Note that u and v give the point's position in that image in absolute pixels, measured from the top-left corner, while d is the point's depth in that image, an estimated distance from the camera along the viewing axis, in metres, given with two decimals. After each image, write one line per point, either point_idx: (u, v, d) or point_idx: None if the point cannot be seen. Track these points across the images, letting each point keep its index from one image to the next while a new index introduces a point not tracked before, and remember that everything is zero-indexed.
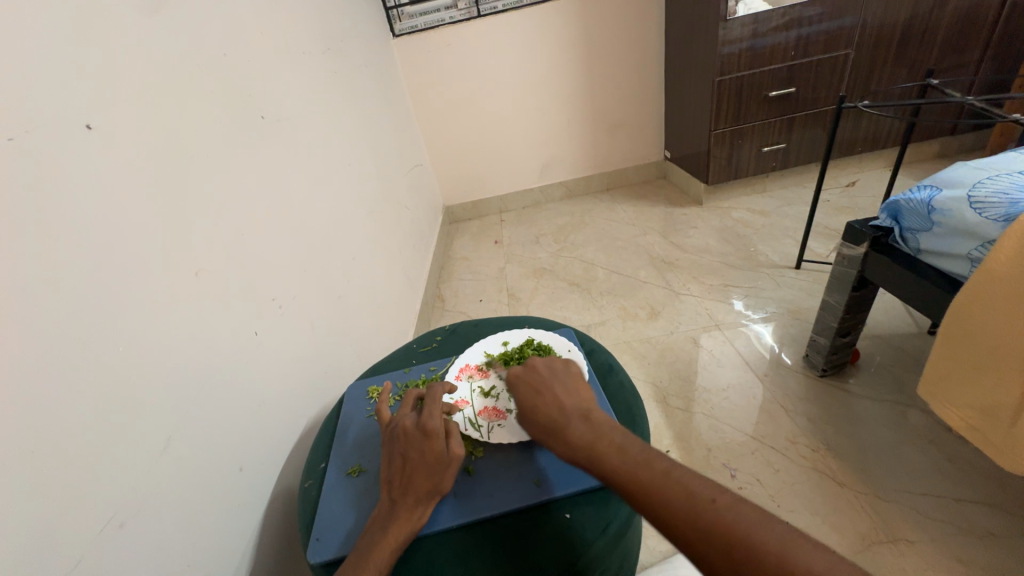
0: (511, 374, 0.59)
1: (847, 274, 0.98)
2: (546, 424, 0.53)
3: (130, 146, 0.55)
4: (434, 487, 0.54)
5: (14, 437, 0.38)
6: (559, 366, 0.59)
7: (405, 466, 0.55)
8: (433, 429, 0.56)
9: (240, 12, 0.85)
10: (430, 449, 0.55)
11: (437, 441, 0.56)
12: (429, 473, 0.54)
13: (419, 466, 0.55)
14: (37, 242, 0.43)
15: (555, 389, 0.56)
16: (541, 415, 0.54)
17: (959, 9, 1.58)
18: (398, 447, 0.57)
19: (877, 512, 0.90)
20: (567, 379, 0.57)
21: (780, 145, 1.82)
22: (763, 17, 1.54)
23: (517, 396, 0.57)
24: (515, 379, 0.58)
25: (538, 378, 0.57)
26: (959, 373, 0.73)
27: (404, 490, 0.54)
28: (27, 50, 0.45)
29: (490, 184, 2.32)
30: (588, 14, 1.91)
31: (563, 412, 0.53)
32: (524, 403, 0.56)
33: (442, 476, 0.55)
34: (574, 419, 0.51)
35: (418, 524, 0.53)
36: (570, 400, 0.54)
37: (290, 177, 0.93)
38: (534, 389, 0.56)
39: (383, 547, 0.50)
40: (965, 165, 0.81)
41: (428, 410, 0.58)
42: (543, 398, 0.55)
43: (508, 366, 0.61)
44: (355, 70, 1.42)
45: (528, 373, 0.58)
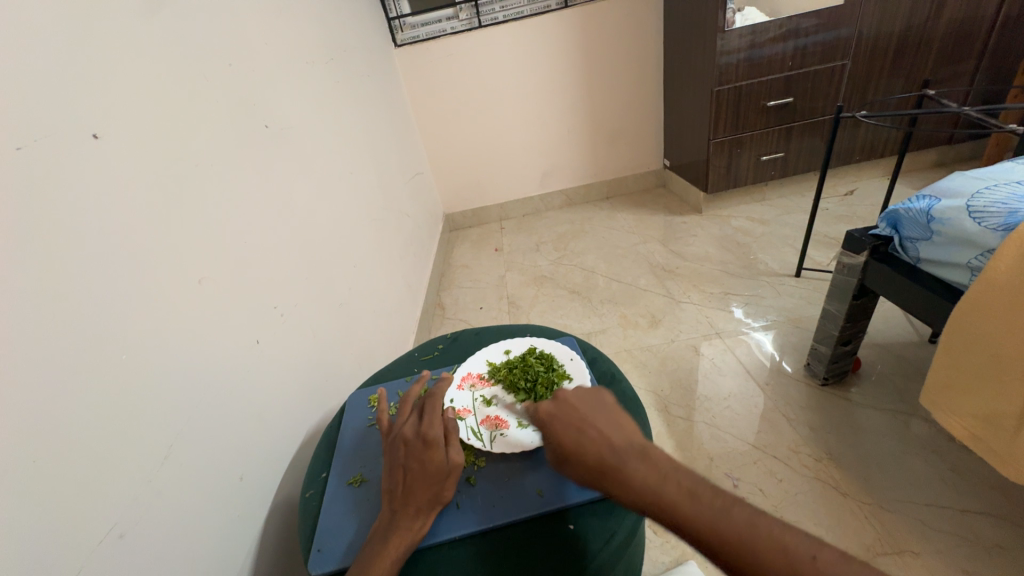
0: (544, 413, 0.55)
1: (848, 283, 0.98)
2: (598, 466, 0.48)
3: (135, 155, 0.55)
4: (435, 497, 0.54)
5: (16, 446, 0.38)
6: (592, 397, 0.56)
7: (406, 476, 0.55)
8: (434, 437, 0.57)
9: (244, 23, 0.86)
10: (432, 457, 0.55)
11: (438, 449, 0.56)
12: (430, 482, 0.54)
13: (420, 476, 0.55)
14: (45, 250, 0.43)
15: (598, 423, 0.52)
16: (587, 454, 0.49)
17: (953, 21, 1.60)
18: (399, 457, 0.57)
19: (881, 523, 0.89)
20: (607, 411, 0.54)
21: (778, 154, 1.84)
22: (760, 29, 1.56)
23: (557, 435, 0.52)
24: (549, 418, 0.54)
25: (577, 414, 0.53)
26: (961, 382, 0.73)
27: (405, 501, 0.54)
28: (36, 61, 0.46)
29: (490, 191, 2.33)
30: (587, 25, 1.93)
31: (615, 451, 0.48)
32: (566, 442, 0.51)
33: (444, 485, 0.55)
34: (632, 458, 0.47)
35: (419, 535, 0.52)
36: (617, 434, 0.50)
37: (292, 185, 0.93)
38: (574, 426, 0.52)
39: (385, 559, 0.49)
40: (963, 174, 0.82)
41: (430, 419, 0.59)
42: (588, 435, 0.51)
43: (539, 403, 0.57)
44: (357, 79, 1.43)
45: (562, 410, 0.54)
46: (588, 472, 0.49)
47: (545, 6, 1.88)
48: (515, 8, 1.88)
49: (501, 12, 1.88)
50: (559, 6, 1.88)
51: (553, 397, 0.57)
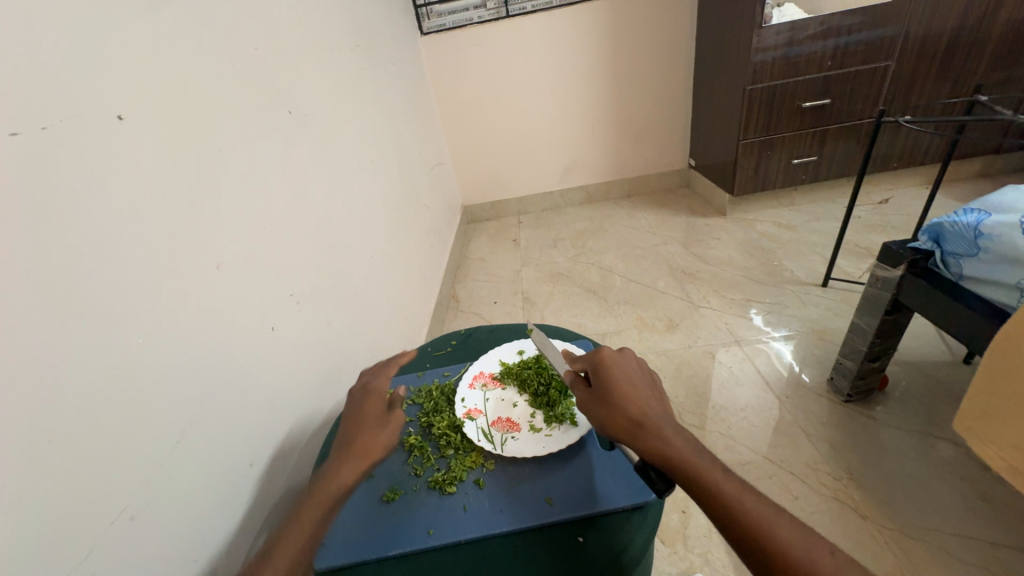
0: (606, 355, 0.55)
1: (880, 297, 0.93)
2: (637, 417, 0.50)
3: (157, 139, 0.55)
4: (371, 445, 0.58)
5: (31, 426, 0.39)
6: (645, 367, 0.57)
7: (349, 427, 0.61)
8: (379, 390, 0.65)
9: (271, 5, 0.85)
10: (375, 407, 0.63)
11: (382, 402, 0.64)
12: (369, 431, 0.60)
13: (362, 425, 0.61)
14: (66, 231, 0.44)
15: (647, 387, 0.53)
16: (633, 403, 0.51)
17: (1011, 22, 1.50)
18: (346, 413, 0.64)
19: (902, 549, 0.85)
20: (651, 381, 0.55)
21: (811, 157, 1.76)
22: (800, 25, 1.49)
23: (609, 379, 0.53)
24: (610, 362, 0.55)
25: (631, 372, 0.55)
26: (1002, 409, 0.69)
27: (342, 448, 0.59)
28: (62, 38, 0.45)
29: (509, 185, 2.31)
30: (617, 16, 1.88)
31: (657, 412, 0.50)
32: (616, 388, 0.52)
33: (380, 433, 0.60)
34: (668, 425, 0.49)
35: (347, 480, 0.56)
36: (659, 403, 0.52)
37: (313, 173, 0.93)
38: (628, 378, 0.53)
39: (312, 502, 0.54)
40: (1017, 189, 0.77)
41: (375, 380, 0.68)
42: (637, 391, 0.52)
43: (602, 346, 0.57)
44: (381, 66, 1.42)
45: (623, 361, 0.56)
46: (625, 419, 0.50)
47: None
48: None
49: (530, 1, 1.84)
50: None
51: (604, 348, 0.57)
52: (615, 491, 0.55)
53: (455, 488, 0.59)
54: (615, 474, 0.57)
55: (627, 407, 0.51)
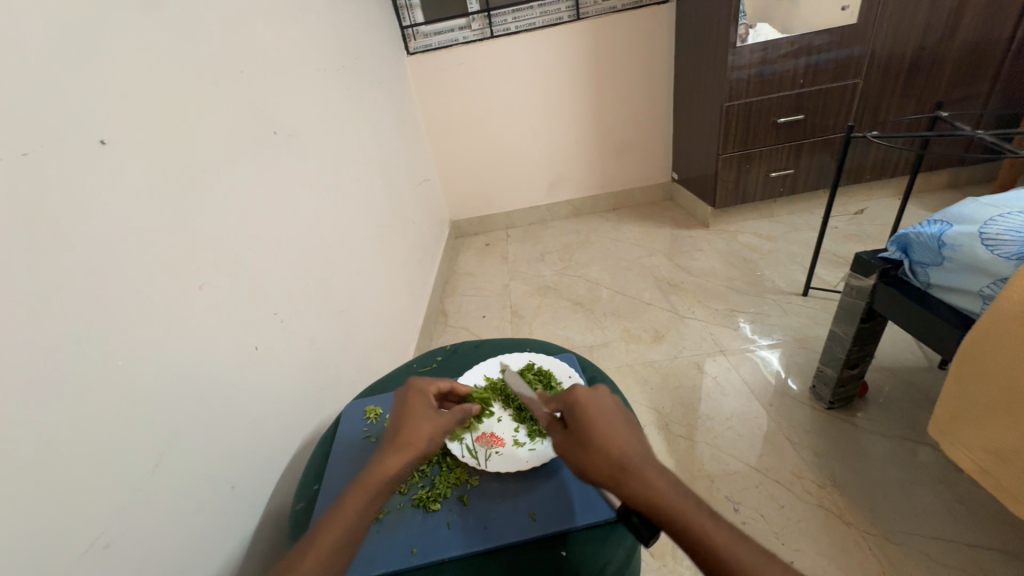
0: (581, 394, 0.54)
1: (855, 305, 0.96)
2: (616, 458, 0.48)
3: (141, 161, 0.56)
4: (418, 436, 0.55)
5: (7, 450, 0.38)
6: (621, 404, 0.56)
7: (391, 421, 0.58)
8: (421, 387, 0.62)
9: (257, 29, 0.87)
10: (418, 402, 0.59)
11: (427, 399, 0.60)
12: (415, 422, 0.56)
13: (405, 418, 0.57)
14: (46, 255, 0.44)
15: (627, 425, 0.52)
16: (612, 445, 0.49)
17: (968, 42, 1.58)
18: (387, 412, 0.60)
19: (885, 554, 0.87)
20: (629, 419, 0.53)
21: (788, 170, 1.82)
22: (772, 46, 1.56)
23: (587, 422, 0.51)
24: (586, 402, 0.53)
25: (610, 410, 0.53)
26: (971, 413, 0.71)
27: (388, 439, 0.55)
28: (48, 67, 0.46)
29: (497, 200, 2.34)
30: (599, 37, 1.94)
31: (638, 453, 0.49)
32: (595, 432, 0.50)
33: (427, 425, 0.56)
34: (651, 466, 0.48)
35: (397, 472, 0.52)
36: (639, 442, 0.50)
37: (299, 192, 0.94)
38: (606, 418, 0.52)
39: (362, 492, 0.50)
40: (977, 200, 0.80)
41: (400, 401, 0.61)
42: (616, 431, 0.51)
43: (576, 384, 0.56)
44: (367, 86, 1.44)
45: (599, 399, 0.54)
46: (605, 461, 0.48)
47: (557, 18, 1.90)
48: (528, 19, 1.90)
49: (513, 23, 1.90)
50: (571, 18, 1.90)
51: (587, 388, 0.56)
52: (594, 505, 0.55)
53: (438, 505, 0.59)
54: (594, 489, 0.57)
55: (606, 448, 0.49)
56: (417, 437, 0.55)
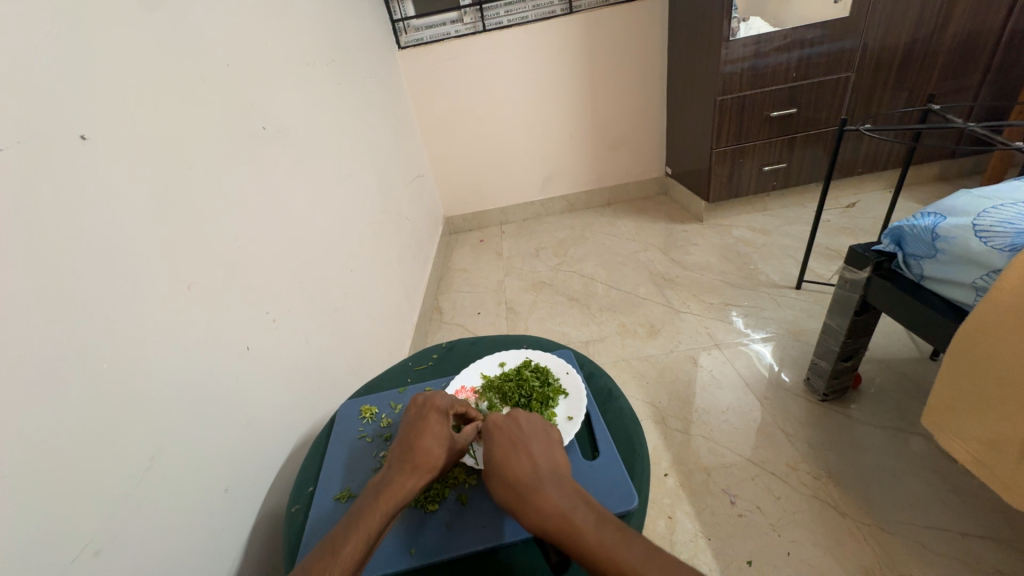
0: (491, 420, 0.56)
1: (849, 298, 0.97)
2: (514, 482, 0.49)
3: (125, 158, 0.54)
4: (431, 457, 0.55)
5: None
6: (539, 422, 0.57)
7: (406, 438, 0.57)
8: (441, 403, 0.61)
9: (243, 21, 0.85)
10: (435, 420, 0.59)
11: (445, 417, 0.59)
12: (430, 442, 0.56)
13: (422, 436, 0.57)
14: (26, 254, 0.42)
15: (533, 446, 0.53)
16: (509, 467, 0.51)
17: (959, 35, 1.59)
18: (403, 426, 0.60)
19: (879, 543, 0.88)
20: (545, 439, 0.55)
21: (781, 164, 1.82)
22: (765, 38, 1.56)
23: (490, 445, 0.53)
24: (492, 426, 0.55)
25: (518, 432, 0.55)
26: (963, 404, 0.72)
27: (402, 457, 0.55)
28: (25, 61, 0.45)
29: (491, 195, 2.32)
30: (592, 30, 1.92)
31: (535, 472, 0.50)
32: (495, 456, 0.52)
33: (441, 447, 0.56)
34: (547, 483, 0.48)
35: (408, 493, 0.52)
36: (542, 460, 0.51)
37: (290, 188, 0.92)
38: (510, 441, 0.54)
39: (376, 508, 0.50)
40: (970, 193, 0.81)
41: (419, 413, 0.60)
42: (518, 452, 0.52)
43: (491, 414, 0.58)
44: (358, 80, 1.42)
45: (507, 421, 0.56)
46: (506, 485, 0.50)
47: (550, 11, 1.88)
48: (520, 13, 1.88)
49: (506, 16, 1.88)
50: (564, 11, 1.88)
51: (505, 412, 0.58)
52: (598, 499, 0.55)
53: (437, 505, 0.58)
54: (596, 486, 0.57)
55: (506, 471, 0.51)
56: (434, 462, 0.55)
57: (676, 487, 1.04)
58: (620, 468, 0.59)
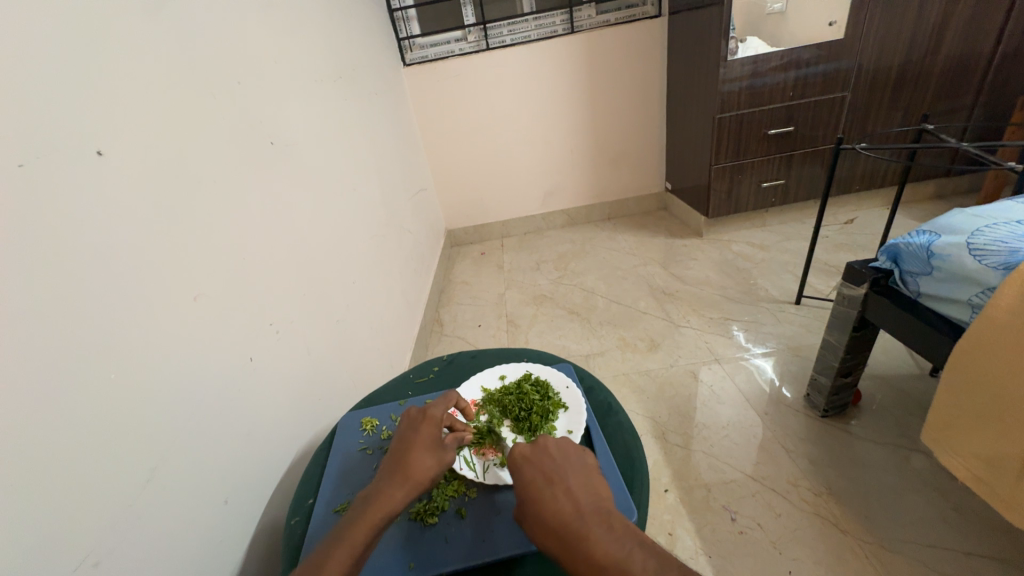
0: (518, 454, 0.55)
1: (847, 314, 0.97)
2: (557, 526, 0.48)
3: (138, 172, 0.56)
4: (422, 470, 0.54)
5: (5, 461, 0.38)
6: (571, 451, 0.56)
7: (397, 450, 0.57)
8: (435, 414, 0.61)
9: (255, 42, 0.88)
10: (428, 431, 0.58)
11: (439, 428, 0.59)
12: (422, 453, 0.56)
13: (414, 447, 0.57)
14: (39, 265, 0.44)
15: (569, 479, 0.52)
16: (549, 509, 0.49)
17: (951, 57, 1.63)
18: (396, 438, 0.59)
19: (882, 562, 0.87)
20: (580, 471, 0.54)
21: (779, 181, 1.85)
22: (762, 59, 1.60)
23: (525, 484, 0.52)
24: (523, 462, 0.54)
25: (551, 465, 0.54)
26: (962, 421, 0.72)
27: (393, 468, 0.55)
28: (46, 81, 0.47)
29: (493, 209, 2.35)
30: (593, 50, 1.97)
31: (578, 513, 0.49)
32: (532, 497, 0.51)
33: (432, 459, 0.56)
34: (592, 525, 0.48)
35: (397, 506, 0.52)
36: (583, 496, 0.51)
37: (295, 201, 0.94)
38: (545, 476, 0.53)
39: (363, 522, 0.50)
40: (963, 211, 0.82)
41: (414, 424, 0.59)
42: (555, 490, 0.51)
43: (515, 445, 0.56)
44: (364, 97, 1.46)
45: (538, 456, 0.55)
46: (549, 529, 0.48)
47: (552, 31, 1.93)
48: (523, 32, 1.93)
49: (508, 35, 1.93)
50: (565, 31, 1.93)
51: (532, 442, 0.57)
52: None
53: (436, 518, 0.58)
54: None
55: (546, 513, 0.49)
56: (425, 475, 0.54)
57: (676, 503, 1.03)
58: (619, 483, 0.59)
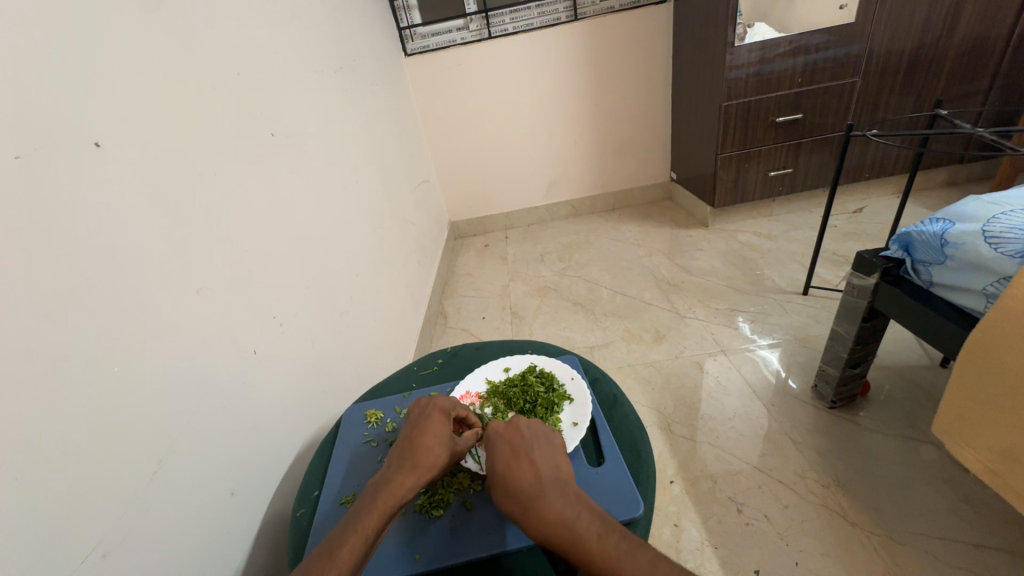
0: (492, 429, 0.56)
1: (857, 304, 0.96)
2: (517, 493, 0.49)
3: (136, 164, 0.55)
4: (432, 456, 0.55)
5: (13, 455, 0.39)
6: (541, 429, 0.57)
7: (407, 437, 0.58)
8: (444, 402, 0.61)
9: (254, 31, 0.87)
10: (437, 418, 0.59)
11: (447, 416, 0.60)
12: (430, 440, 0.56)
13: (424, 435, 0.57)
14: (41, 259, 0.43)
15: (534, 452, 0.53)
16: (511, 477, 0.50)
17: (966, 40, 1.58)
18: (405, 426, 0.60)
19: (889, 554, 0.86)
20: (548, 446, 0.54)
21: (787, 169, 1.82)
22: (770, 44, 1.56)
23: (492, 455, 0.53)
24: (494, 436, 0.55)
25: (520, 440, 0.55)
26: (974, 413, 0.71)
27: (402, 455, 0.55)
28: (42, 74, 0.46)
29: (496, 201, 2.33)
30: (597, 37, 1.93)
31: (538, 481, 0.49)
32: (497, 467, 0.52)
33: (441, 446, 0.56)
34: (550, 492, 0.48)
35: (407, 492, 0.52)
36: (546, 468, 0.51)
37: (298, 194, 0.94)
38: (512, 449, 0.53)
39: (375, 510, 0.50)
40: (978, 198, 0.80)
41: (423, 412, 0.60)
42: (520, 461, 0.52)
43: (490, 422, 0.57)
44: (365, 87, 1.44)
45: (507, 430, 0.56)
46: (510, 497, 0.49)
47: (555, 18, 1.89)
48: (525, 20, 1.89)
49: (511, 23, 1.90)
50: (569, 18, 1.89)
51: (506, 420, 0.58)
52: (604, 507, 0.55)
53: (442, 510, 0.58)
54: (602, 492, 0.57)
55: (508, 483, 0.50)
56: (435, 462, 0.55)
57: (682, 494, 1.03)
58: (626, 476, 0.58)
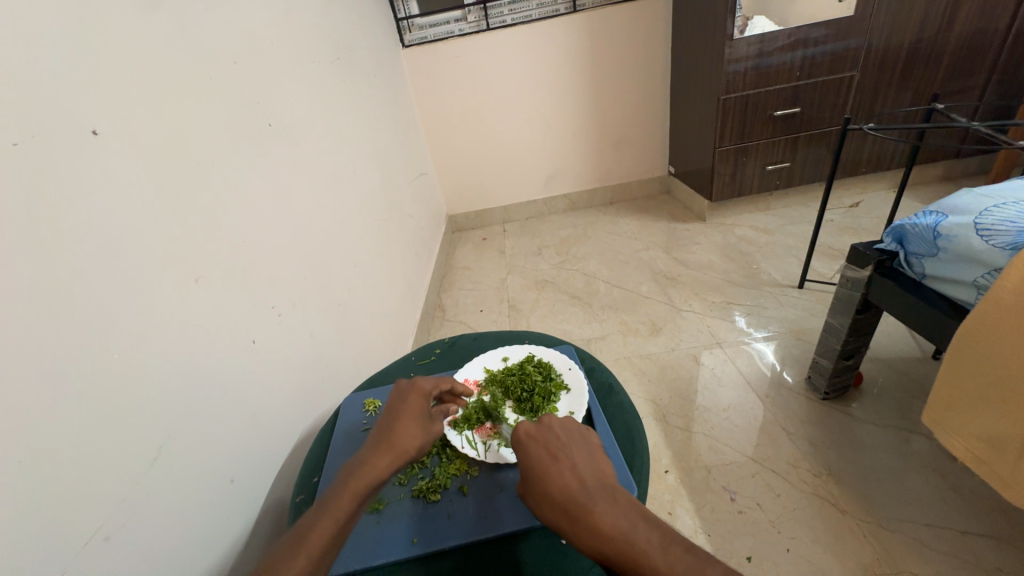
0: (524, 432, 0.55)
1: (851, 297, 0.97)
2: (563, 501, 0.48)
3: (133, 153, 0.55)
4: (408, 440, 0.56)
5: (15, 438, 0.39)
6: (575, 430, 0.56)
7: (385, 420, 0.58)
8: (424, 386, 0.61)
9: (251, 21, 0.87)
10: (416, 403, 0.59)
11: (426, 400, 0.60)
12: (407, 424, 0.57)
13: (400, 418, 0.57)
14: (39, 246, 0.44)
15: (573, 455, 0.52)
16: (554, 483, 0.49)
17: (964, 34, 1.59)
18: (383, 408, 0.60)
19: (878, 541, 0.88)
20: (586, 448, 0.54)
21: (784, 164, 1.82)
22: (769, 37, 1.56)
23: (530, 460, 0.52)
24: (529, 440, 0.54)
25: (556, 442, 0.54)
26: (963, 402, 0.72)
27: (378, 438, 0.56)
28: (37, 60, 0.46)
29: (494, 194, 2.33)
30: (596, 29, 1.92)
31: (584, 488, 0.49)
32: (538, 473, 0.51)
33: (417, 430, 0.57)
34: (598, 500, 0.47)
35: (380, 474, 0.53)
36: (589, 473, 0.50)
37: (295, 185, 0.93)
38: (551, 454, 0.52)
39: (345, 493, 0.50)
40: (972, 191, 0.81)
41: (402, 396, 0.60)
42: (561, 466, 0.51)
43: (521, 422, 0.56)
44: (363, 78, 1.43)
45: (543, 433, 0.55)
46: (556, 506, 0.48)
47: (554, 10, 1.88)
48: (524, 11, 1.88)
49: (509, 15, 1.89)
50: (567, 10, 1.88)
51: (535, 420, 0.57)
52: None
53: (439, 496, 0.60)
54: None
55: (551, 490, 0.49)
56: (410, 445, 0.55)
57: (676, 483, 1.05)
58: (621, 463, 0.59)
